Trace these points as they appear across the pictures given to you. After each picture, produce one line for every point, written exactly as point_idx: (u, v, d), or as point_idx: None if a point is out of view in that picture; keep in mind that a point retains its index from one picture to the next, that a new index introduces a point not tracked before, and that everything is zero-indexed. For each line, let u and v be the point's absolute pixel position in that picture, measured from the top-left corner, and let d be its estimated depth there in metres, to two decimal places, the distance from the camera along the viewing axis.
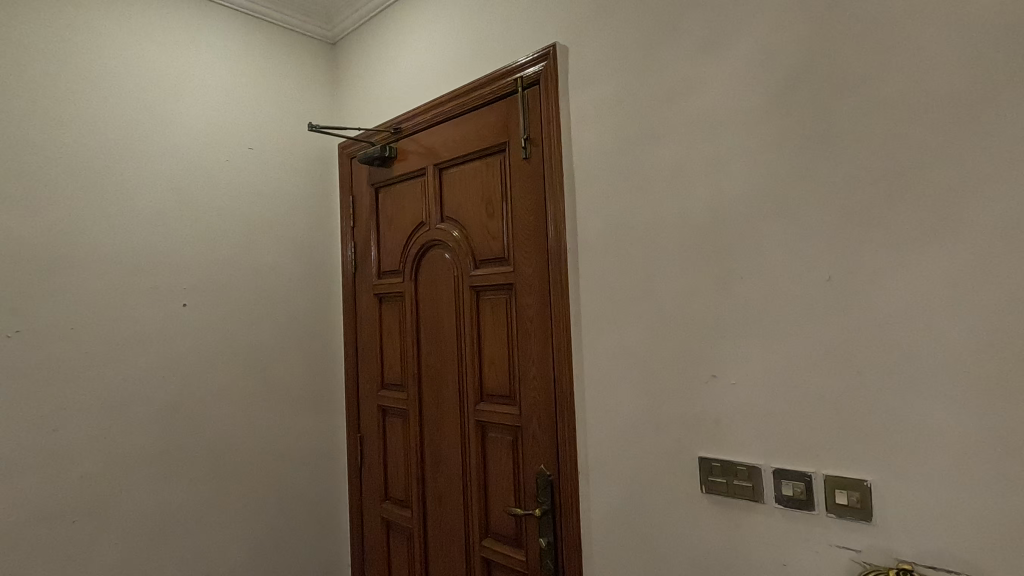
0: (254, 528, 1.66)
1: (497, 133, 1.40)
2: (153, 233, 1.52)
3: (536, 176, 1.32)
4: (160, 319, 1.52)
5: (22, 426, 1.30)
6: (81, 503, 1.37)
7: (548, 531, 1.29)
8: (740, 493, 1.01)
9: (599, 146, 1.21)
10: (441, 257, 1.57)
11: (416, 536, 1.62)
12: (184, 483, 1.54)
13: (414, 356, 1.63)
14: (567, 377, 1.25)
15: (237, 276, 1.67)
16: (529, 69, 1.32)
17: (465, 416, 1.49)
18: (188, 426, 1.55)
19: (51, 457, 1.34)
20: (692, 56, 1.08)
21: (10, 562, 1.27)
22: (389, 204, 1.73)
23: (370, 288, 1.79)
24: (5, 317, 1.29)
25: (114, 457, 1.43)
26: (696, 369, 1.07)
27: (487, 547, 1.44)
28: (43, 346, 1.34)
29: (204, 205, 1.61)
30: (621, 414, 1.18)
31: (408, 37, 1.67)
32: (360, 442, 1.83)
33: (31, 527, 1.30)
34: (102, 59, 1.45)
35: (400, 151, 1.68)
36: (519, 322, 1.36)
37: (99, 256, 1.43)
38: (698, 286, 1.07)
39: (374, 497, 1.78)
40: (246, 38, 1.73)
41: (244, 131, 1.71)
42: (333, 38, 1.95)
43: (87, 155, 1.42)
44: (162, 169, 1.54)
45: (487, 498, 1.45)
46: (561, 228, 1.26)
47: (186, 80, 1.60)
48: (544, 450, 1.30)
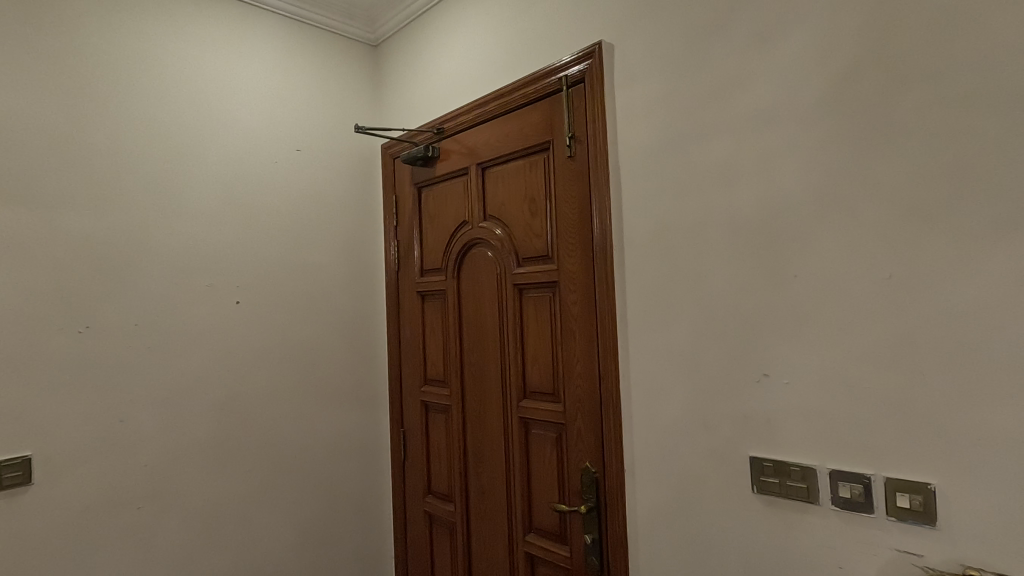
0: (302, 519, 1.72)
1: (540, 132, 1.41)
2: (209, 233, 1.58)
3: (581, 175, 1.32)
4: (216, 316, 1.58)
5: (92, 417, 1.38)
6: (145, 490, 1.44)
7: (593, 528, 1.30)
8: (794, 493, 0.99)
9: (646, 144, 1.21)
10: (484, 255, 1.59)
11: (459, 530, 1.65)
12: (239, 474, 1.60)
13: (457, 353, 1.65)
14: (613, 374, 1.26)
15: (286, 274, 1.73)
16: (572, 68, 1.33)
17: (508, 413, 1.51)
18: (242, 419, 1.61)
19: (117, 447, 1.41)
20: (743, 52, 1.07)
21: (82, 545, 1.35)
22: (431, 203, 1.76)
23: (413, 286, 1.82)
24: (77, 313, 1.37)
25: (175, 449, 1.50)
26: (747, 368, 1.06)
27: (531, 542, 1.45)
28: (109, 341, 1.41)
29: (256, 206, 1.68)
30: (669, 413, 1.17)
31: (450, 38, 1.70)
32: (403, 437, 1.86)
33: (101, 513, 1.38)
34: (159, 67, 1.52)
35: (442, 151, 1.70)
36: (564, 320, 1.37)
37: (160, 256, 1.50)
38: (749, 284, 1.06)
39: (417, 491, 1.81)
40: (293, 43, 1.79)
41: (293, 133, 1.77)
42: (376, 40, 1.98)
43: (148, 158, 1.49)
44: (216, 170, 1.60)
45: (531, 495, 1.46)
46: (607, 226, 1.26)
47: (238, 85, 1.66)
48: (589, 447, 1.31)
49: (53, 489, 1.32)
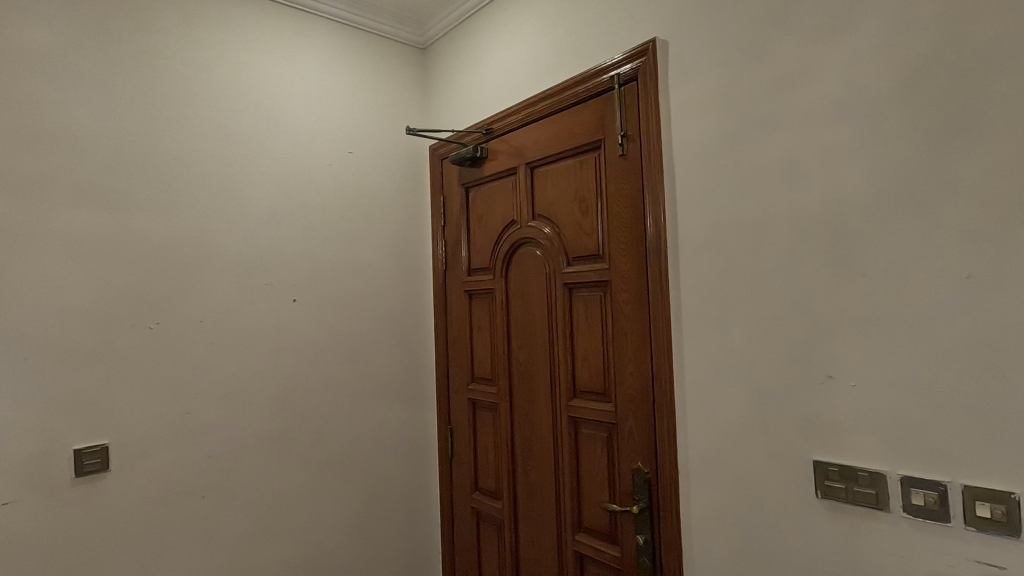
0: (353, 511, 1.76)
1: (592, 130, 1.41)
2: (268, 233, 1.64)
3: (633, 173, 1.31)
4: (274, 313, 1.64)
5: (161, 409, 1.45)
6: (209, 480, 1.51)
7: (645, 529, 1.29)
8: (862, 499, 0.96)
9: (703, 141, 1.19)
10: (533, 255, 1.59)
11: (507, 527, 1.66)
12: (295, 466, 1.66)
13: (505, 351, 1.67)
14: (666, 374, 1.24)
15: (338, 273, 1.77)
16: (625, 66, 1.32)
17: (558, 412, 1.51)
18: (297, 413, 1.67)
19: (184, 438, 1.48)
20: (807, 45, 1.04)
21: (152, 530, 1.42)
22: (479, 203, 1.78)
23: (460, 285, 1.85)
24: (148, 310, 1.44)
25: (235, 441, 1.56)
26: (810, 370, 1.03)
27: (580, 542, 1.45)
28: (176, 337, 1.48)
29: (311, 206, 1.73)
30: (725, 415, 1.16)
31: (500, 39, 1.71)
32: (450, 434, 1.89)
33: (170, 501, 1.45)
34: (221, 73, 1.58)
35: (491, 151, 1.72)
36: (615, 320, 1.36)
37: (223, 255, 1.56)
38: (812, 283, 1.03)
39: (464, 488, 1.84)
40: (346, 48, 1.83)
41: (345, 136, 1.81)
42: (424, 43, 2.02)
43: (212, 162, 1.55)
44: (274, 172, 1.66)
45: (581, 494, 1.46)
46: (661, 225, 1.25)
47: (294, 90, 1.71)
48: (642, 447, 1.30)
49: (127, 476, 1.39)
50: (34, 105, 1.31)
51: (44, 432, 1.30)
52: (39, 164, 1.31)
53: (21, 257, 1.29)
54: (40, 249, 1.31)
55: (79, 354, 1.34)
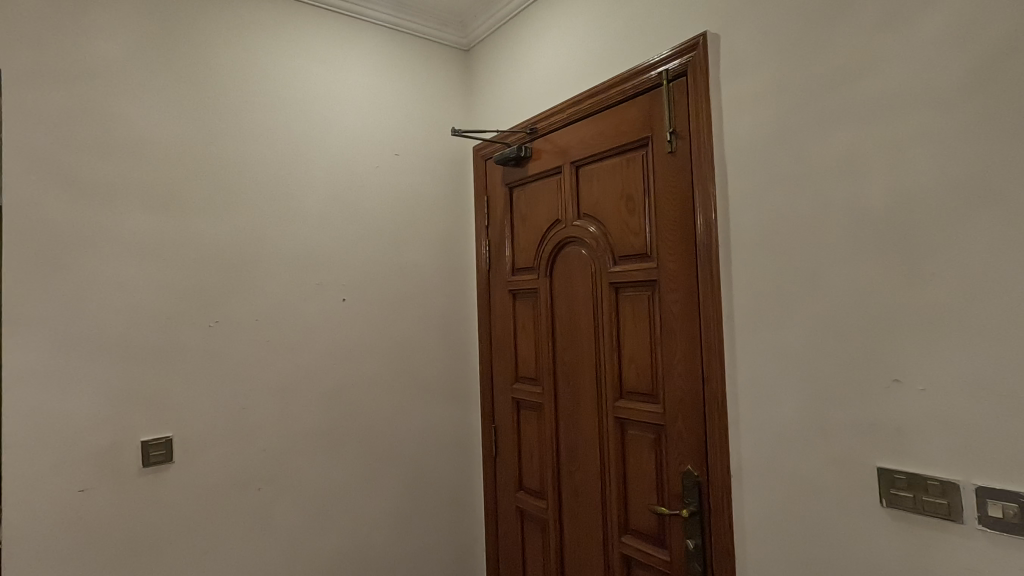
0: (400, 506, 1.80)
1: (639, 128, 1.39)
2: (318, 234, 1.69)
3: (683, 170, 1.29)
4: (324, 312, 1.69)
5: (220, 404, 1.51)
6: (264, 473, 1.56)
7: (695, 533, 1.26)
8: (932, 509, 0.92)
9: (756, 137, 1.16)
10: (578, 254, 1.58)
11: (552, 527, 1.66)
12: (344, 461, 1.70)
13: (550, 350, 1.67)
14: (718, 376, 1.21)
15: (385, 273, 1.81)
16: (673, 61, 1.30)
17: (604, 413, 1.50)
18: (347, 409, 1.71)
19: (240, 432, 1.53)
20: (870, 35, 1.00)
21: (212, 519, 1.48)
22: (523, 203, 1.78)
23: (504, 284, 1.85)
24: (208, 309, 1.50)
25: (289, 436, 1.61)
26: (873, 373, 0.99)
27: (627, 544, 1.44)
28: (234, 335, 1.54)
29: (359, 208, 1.77)
30: (781, 418, 1.12)
31: (544, 39, 1.71)
32: (494, 433, 1.91)
33: (229, 492, 1.51)
34: (274, 79, 1.63)
35: (535, 151, 1.72)
36: (664, 320, 1.34)
37: (277, 256, 1.61)
38: (876, 283, 0.99)
39: (508, 487, 1.84)
40: (392, 52, 1.87)
41: (391, 138, 1.85)
42: (468, 44, 2.04)
43: (266, 166, 1.61)
44: (324, 176, 1.71)
45: (628, 495, 1.45)
46: (712, 223, 1.23)
47: (342, 95, 1.76)
48: (691, 449, 1.27)
49: (188, 468, 1.46)
50: (103, 114, 1.38)
51: (114, 425, 1.37)
52: (110, 170, 1.39)
53: (93, 258, 1.36)
54: (111, 250, 1.38)
55: (146, 350, 1.42)
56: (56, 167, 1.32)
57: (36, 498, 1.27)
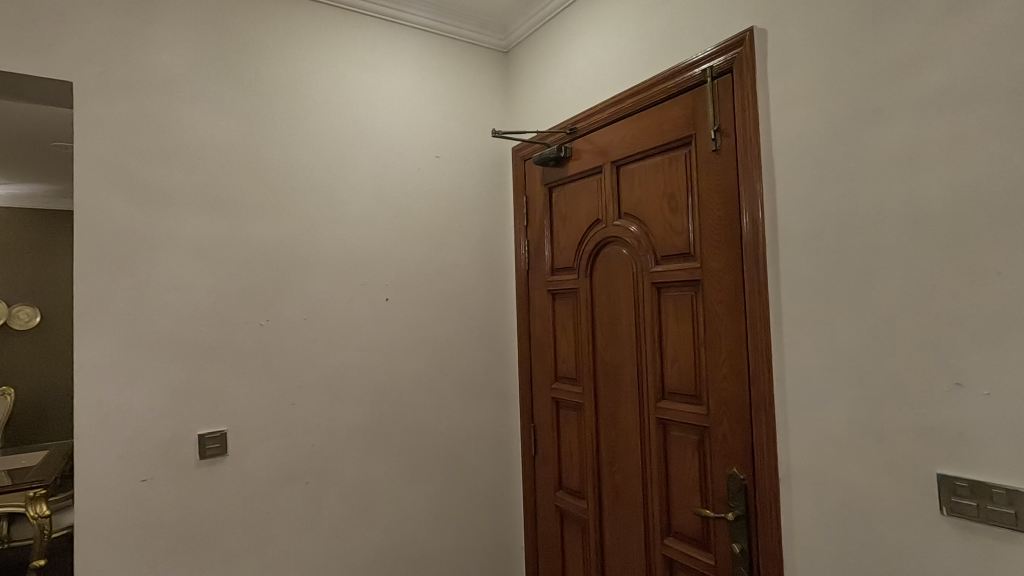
0: (441, 503, 1.83)
1: (682, 126, 1.38)
2: (363, 235, 1.73)
3: (728, 168, 1.27)
4: (369, 311, 1.73)
5: (271, 399, 1.57)
6: (312, 467, 1.61)
7: (741, 537, 1.24)
8: (998, 519, 0.88)
9: (805, 134, 1.13)
10: (618, 253, 1.57)
11: (592, 527, 1.66)
12: (387, 457, 1.74)
13: (590, 351, 1.67)
14: (765, 378, 1.19)
15: (427, 273, 1.84)
16: (718, 58, 1.28)
17: (645, 413, 1.49)
18: (390, 406, 1.75)
19: (290, 426, 1.59)
20: (928, 26, 0.96)
21: (263, 510, 1.54)
22: (562, 203, 1.78)
23: (543, 284, 1.86)
24: (260, 308, 1.56)
25: (335, 431, 1.66)
26: (932, 376, 0.96)
27: (670, 546, 1.42)
28: (284, 333, 1.59)
29: (402, 209, 1.80)
30: (832, 422, 1.09)
31: (584, 39, 1.71)
32: (533, 432, 1.92)
33: (279, 484, 1.57)
34: (322, 85, 1.68)
35: (575, 151, 1.72)
36: (708, 320, 1.32)
37: (323, 256, 1.66)
38: (936, 282, 0.95)
39: (548, 486, 1.85)
40: (433, 56, 1.90)
41: (432, 140, 1.88)
42: (506, 47, 2.05)
43: (313, 170, 1.66)
44: (368, 178, 1.75)
45: (670, 497, 1.43)
46: (758, 222, 1.20)
47: (386, 98, 1.79)
48: (737, 452, 1.25)
49: (242, 460, 1.52)
50: (163, 123, 1.45)
51: (173, 418, 1.44)
52: (171, 175, 1.46)
53: (155, 259, 1.43)
54: (171, 251, 1.45)
55: (203, 347, 1.48)
56: (121, 173, 1.40)
57: (103, 487, 1.35)
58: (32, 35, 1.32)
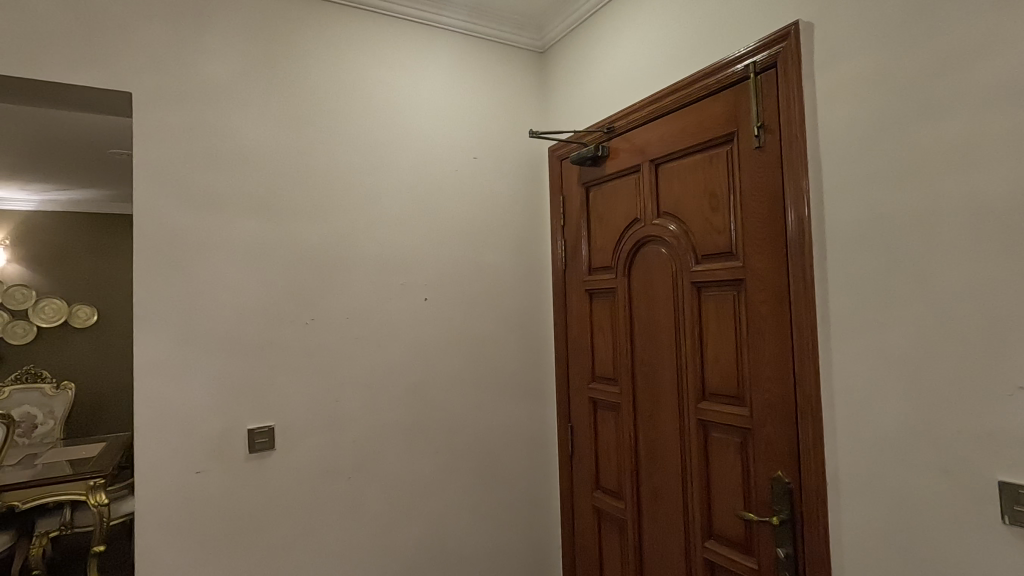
0: (477, 499, 1.85)
1: (723, 123, 1.36)
2: (402, 236, 1.76)
3: (771, 165, 1.24)
4: (409, 310, 1.76)
5: (315, 396, 1.61)
6: (355, 462, 1.66)
7: (786, 542, 1.21)
8: None
9: (854, 129, 1.10)
10: (657, 253, 1.56)
11: (631, 528, 1.65)
12: (427, 454, 1.77)
13: (628, 351, 1.66)
14: (811, 380, 1.17)
15: (464, 273, 1.86)
16: (762, 53, 1.26)
17: (685, 414, 1.47)
18: (429, 404, 1.78)
19: (333, 422, 1.63)
20: (986, 15, 0.92)
21: (308, 503, 1.59)
22: (599, 202, 1.78)
23: (580, 284, 1.86)
24: (305, 307, 1.61)
25: (376, 428, 1.69)
26: (991, 379, 0.92)
27: (711, 549, 1.40)
28: (327, 331, 1.64)
29: (440, 210, 1.83)
30: (883, 425, 1.06)
31: (622, 37, 1.70)
32: (570, 432, 1.92)
33: (324, 478, 1.61)
34: (363, 90, 1.72)
35: (612, 150, 1.71)
36: (751, 321, 1.30)
37: (364, 257, 1.70)
38: (995, 281, 0.91)
39: (585, 486, 1.85)
40: (470, 58, 1.92)
41: (469, 141, 1.90)
42: (543, 47, 2.06)
43: (355, 173, 1.70)
44: (407, 180, 1.78)
45: (711, 500, 1.41)
46: (804, 219, 1.18)
47: (423, 101, 1.82)
48: (781, 455, 1.23)
49: (288, 454, 1.57)
50: (213, 129, 1.51)
51: (224, 413, 1.50)
52: (222, 180, 1.52)
53: (207, 260, 1.49)
54: (221, 253, 1.51)
55: (252, 345, 1.54)
56: (176, 178, 1.46)
57: (160, 477, 1.41)
58: (96, 49, 1.39)
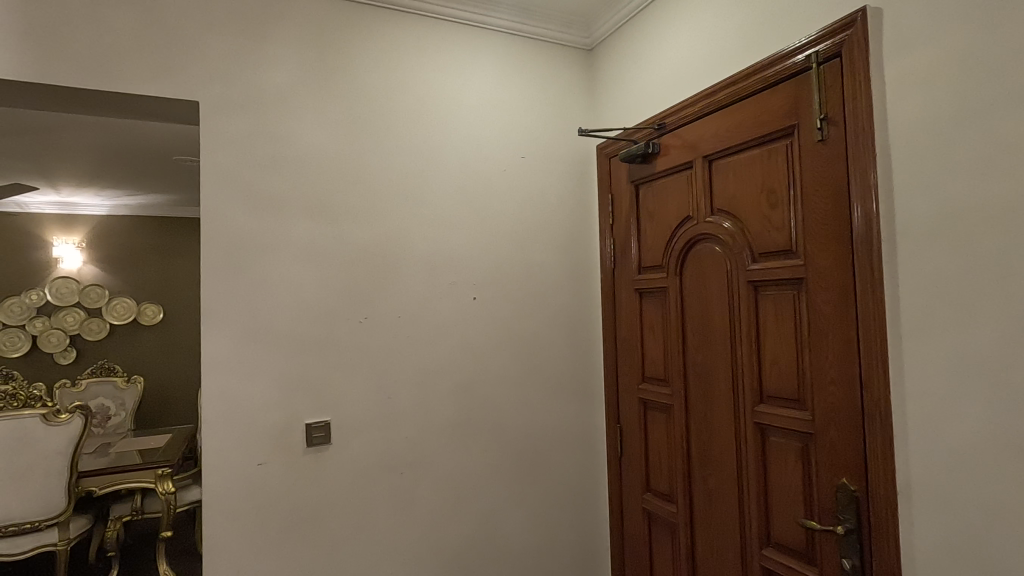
0: (525, 498, 1.85)
1: (783, 116, 1.31)
2: (452, 236, 1.79)
3: (835, 159, 1.19)
4: (458, 309, 1.78)
5: (368, 393, 1.65)
6: (406, 458, 1.69)
7: (852, 553, 1.16)
8: None
9: (927, 119, 1.04)
10: (711, 251, 1.52)
11: (683, 532, 1.62)
12: (476, 452, 1.78)
13: (680, 351, 1.62)
14: (880, 383, 1.11)
15: (514, 272, 1.87)
16: (825, 42, 1.21)
17: (741, 417, 1.43)
18: (478, 402, 1.80)
19: (386, 419, 1.67)
20: None
21: (362, 497, 1.63)
22: (650, 199, 1.74)
23: (630, 283, 1.83)
24: (359, 306, 1.66)
25: (427, 425, 1.72)
26: None
27: (769, 557, 1.36)
28: (380, 330, 1.68)
29: (488, 209, 1.84)
30: (960, 432, 1.00)
31: (673, 32, 1.67)
32: (619, 433, 1.90)
33: (377, 473, 1.65)
34: (414, 94, 1.76)
35: (663, 146, 1.68)
36: (813, 321, 1.25)
37: (416, 257, 1.73)
38: None
39: (635, 488, 1.82)
40: (518, 58, 1.93)
41: (518, 141, 1.91)
42: (591, 44, 2.04)
43: (406, 174, 1.73)
44: (457, 180, 1.80)
45: (770, 506, 1.37)
46: (872, 215, 1.12)
47: (472, 102, 1.84)
48: (847, 461, 1.18)
49: (343, 449, 1.62)
50: (273, 134, 1.57)
51: (283, 408, 1.55)
52: (282, 183, 1.58)
53: (268, 261, 1.55)
54: (281, 253, 1.57)
55: (309, 343, 1.59)
56: (239, 182, 1.53)
57: (226, 468, 1.48)
58: (167, 61, 1.47)
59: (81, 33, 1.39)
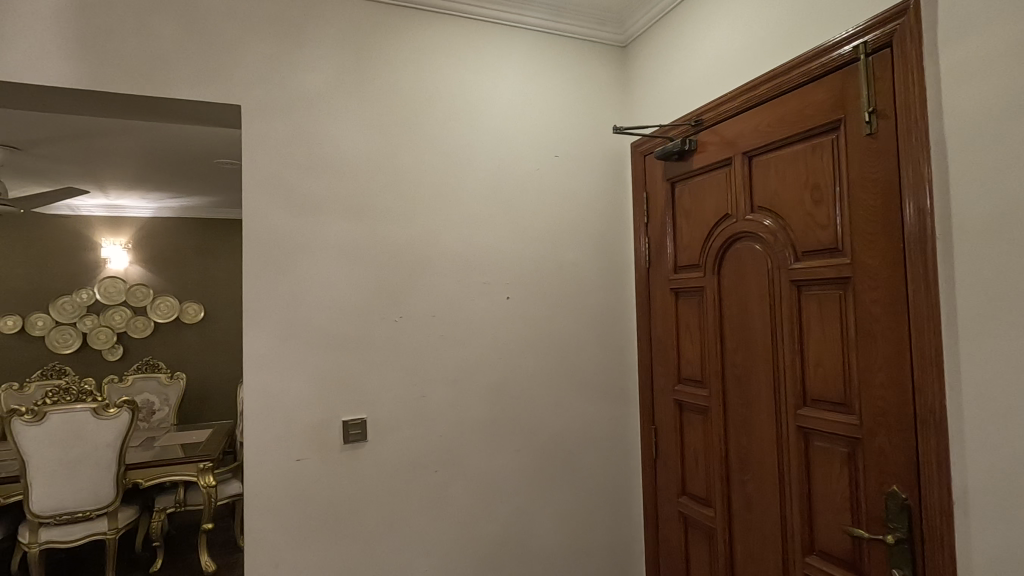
0: (557, 499, 1.84)
1: (828, 110, 1.27)
2: (485, 236, 1.79)
3: (885, 153, 1.15)
4: (491, 309, 1.78)
5: (402, 391, 1.67)
6: (439, 456, 1.70)
7: (904, 563, 1.11)
8: None
9: (984, 108, 0.98)
10: (750, 250, 1.48)
11: (721, 538, 1.58)
12: (508, 451, 1.78)
13: (718, 353, 1.59)
14: (934, 387, 1.06)
15: (547, 271, 1.86)
16: (874, 33, 1.16)
17: (782, 421, 1.39)
18: (510, 402, 1.79)
19: (419, 417, 1.68)
20: None
21: (396, 494, 1.64)
22: (686, 197, 1.71)
23: (665, 283, 1.80)
24: (393, 305, 1.67)
25: (460, 424, 1.73)
26: None
27: (812, 565, 1.32)
28: (414, 329, 1.69)
29: (521, 208, 1.84)
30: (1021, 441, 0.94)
31: (710, 27, 1.63)
32: (654, 434, 1.87)
33: (410, 471, 1.66)
34: (448, 94, 1.76)
35: (700, 143, 1.65)
36: (860, 322, 1.21)
37: (449, 257, 1.74)
38: None
39: (670, 491, 1.79)
40: (551, 56, 1.92)
41: (551, 139, 1.90)
42: (625, 41, 2.01)
43: (439, 174, 1.74)
44: (489, 180, 1.80)
45: (813, 513, 1.32)
46: (925, 211, 1.07)
47: (505, 101, 1.84)
48: (898, 468, 1.13)
49: (378, 446, 1.63)
50: (311, 137, 1.60)
51: (320, 405, 1.58)
52: (319, 185, 1.60)
53: (306, 261, 1.58)
54: (319, 254, 1.60)
55: (344, 342, 1.61)
56: (278, 183, 1.56)
57: (264, 463, 1.52)
58: (208, 66, 1.51)
59: (128, 41, 1.45)
